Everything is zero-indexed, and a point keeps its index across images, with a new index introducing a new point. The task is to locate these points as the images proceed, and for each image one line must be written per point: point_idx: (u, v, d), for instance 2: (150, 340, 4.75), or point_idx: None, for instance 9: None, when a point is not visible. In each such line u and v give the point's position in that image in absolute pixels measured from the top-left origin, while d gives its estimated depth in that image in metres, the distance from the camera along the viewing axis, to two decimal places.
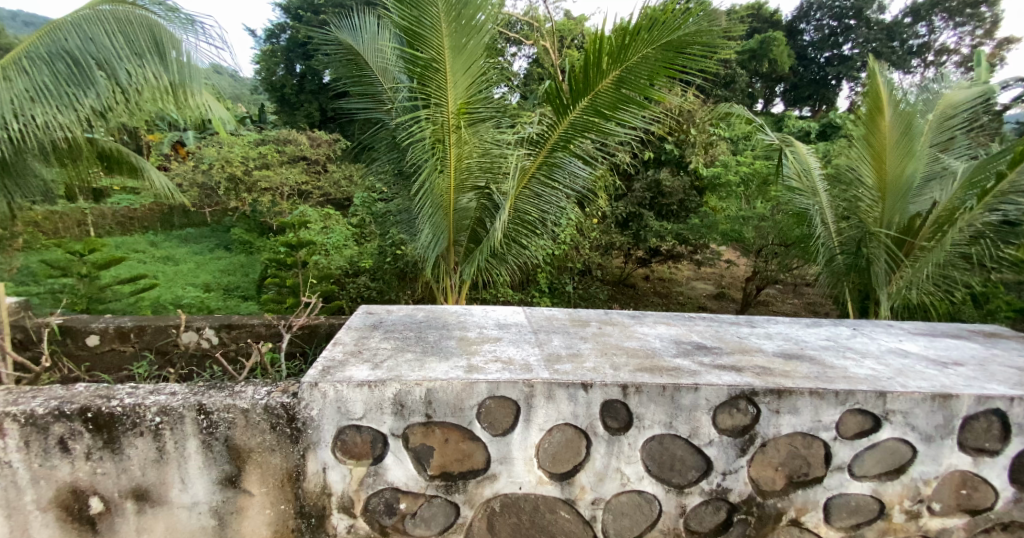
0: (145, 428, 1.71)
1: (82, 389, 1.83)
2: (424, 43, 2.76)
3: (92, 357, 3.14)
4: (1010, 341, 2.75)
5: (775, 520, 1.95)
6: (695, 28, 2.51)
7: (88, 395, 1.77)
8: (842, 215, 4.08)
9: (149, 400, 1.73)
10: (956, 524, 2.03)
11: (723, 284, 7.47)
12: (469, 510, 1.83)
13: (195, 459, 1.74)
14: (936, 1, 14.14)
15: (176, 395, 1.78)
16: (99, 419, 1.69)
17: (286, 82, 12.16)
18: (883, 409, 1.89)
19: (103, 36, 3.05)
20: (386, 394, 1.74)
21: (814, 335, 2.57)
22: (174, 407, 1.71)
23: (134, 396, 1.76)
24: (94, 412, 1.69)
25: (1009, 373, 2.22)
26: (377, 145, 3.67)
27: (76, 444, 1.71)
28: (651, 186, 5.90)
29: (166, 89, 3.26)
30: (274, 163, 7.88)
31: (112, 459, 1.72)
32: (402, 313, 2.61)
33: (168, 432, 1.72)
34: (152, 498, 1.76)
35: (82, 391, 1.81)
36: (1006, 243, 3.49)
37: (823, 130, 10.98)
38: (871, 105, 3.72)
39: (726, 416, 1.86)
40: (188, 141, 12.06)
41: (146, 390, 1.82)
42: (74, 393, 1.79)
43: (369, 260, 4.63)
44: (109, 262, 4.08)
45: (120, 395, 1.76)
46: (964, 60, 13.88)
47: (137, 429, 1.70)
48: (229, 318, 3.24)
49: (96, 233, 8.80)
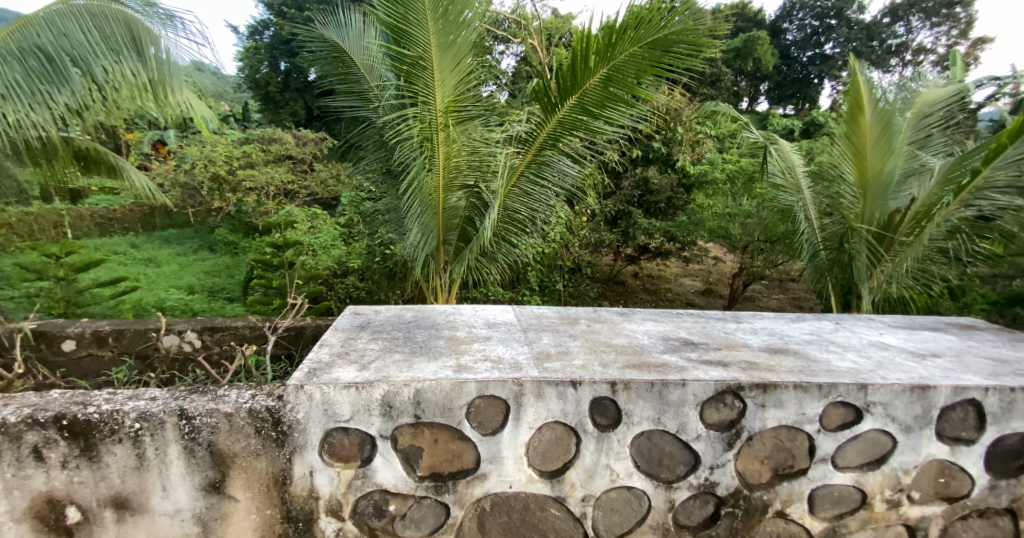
0: (124, 435, 1.67)
1: (58, 395, 1.78)
2: (411, 40, 2.74)
3: (68, 362, 3.08)
4: (986, 333, 2.84)
5: (761, 512, 1.99)
6: (681, 27, 2.53)
7: (63, 401, 1.73)
8: (825, 211, 4.15)
9: (128, 406, 1.70)
10: (934, 512, 2.09)
11: (711, 280, 7.55)
12: (460, 510, 1.83)
13: (176, 465, 1.71)
14: (914, 2, 14.51)
15: (156, 400, 1.75)
16: (75, 426, 1.65)
17: (270, 80, 11.94)
18: (864, 401, 1.93)
19: (77, 32, 2.98)
20: (373, 396, 1.72)
21: (798, 330, 2.62)
22: (155, 413, 1.68)
23: (112, 402, 1.72)
24: (69, 420, 1.65)
25: (984, 364, 2.28)
26: (364, 143, 3.61)
27: (51, 452, 1.67)
28: (639, 184, 5.96)
29: (144, 86, 3.21)
30: (260, 162, 7.66)
31: (89, 467, 1.68)
32: (390, 313, 2.60)
33: (148, 438, 1.68)
34: (132, 507, 1.72)
35: (57, 398, 1.76)
36: (980, 237, 3.60)
37: (806, 128, 11.18)
38: (852, 104, 3.80)
39: (713, 410, 1.89)
40: (168, 140, 11.82)
41: (125, 396, 1.78)
42: (48, 401, 1.74)
43: (357, 260, 4.59)
44: (88, 265, 3.97)
45: (97, 402, 1.72)
46: (941, 59, 14.21)
47: (115, 437, 1.67)
48: (211, 321, 3.18)
49: (74, 235, 8.63)
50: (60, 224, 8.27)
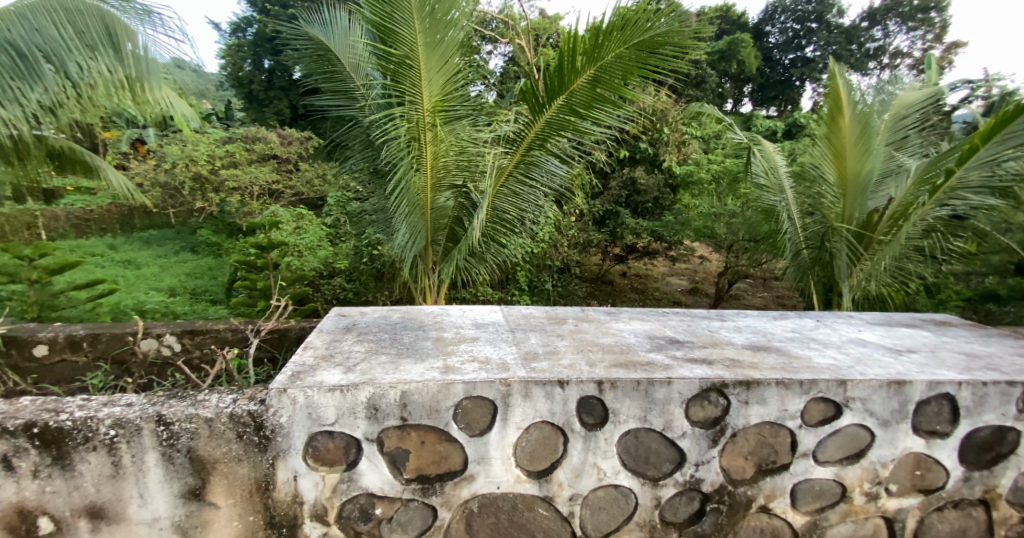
0: (98, 443, 1.62)
1: (30, 402, 1.73)
2: (397, 39, 2.72)
3: (40, 368, 2.98)
4: (960, 329, 2.93)
5: (745, 508, 2.01)
6: (667, 29, 2.55)
7: (35, 408, 1.68)
8: (807, 210, 4.24)
9: (103, 412, 1.65)
10: (911, 504, 2.14)
11: (697, 279, 7.65)
12: (447, 512, 1.81)
13: (154, 472, 1.67)
14: (891, 7, 14.93)
15: (133, 406, 1.71)
16: (46, 434, 1.61)
17: (254, 78, 11.79)
18: (843, 396, 1.98)
19: (50, 26, 2.89)
20: (359, 398, 1.70)
21: (781, 328, 2.67)
22: (131, 419, 1.63)
23: (86, 408, 1.67)
24: (40, 427, 1.61)
25: (958, 359, 2.36)
26: (351, 143, 3.57)
27: (22, 461, 1.62)
28: (626, 184, 6.00)
29: (121, 83, 3.10)
30: (243, 162, 7.51)
31: (62, 476, 1.64)
32: (377, 314, 2.57)
33: (124, 445, 1.64)
34: (108, 516, 1.68)
35: (29, 405, 1.71)
36: (955, 236, 3.74)
37: (789, 129, 11.41)
38: (832, 106, 3.89)
39: (698, 408, 1.91)
40: (147, 139, 11.54)
41: (100, 402, 1.73)
42: (19, 407, 1.69)
43: (344, 261, 4.53)
44: (63, 267, 3.85)
45: (71, 408, 1.68)
46: (917, 62, 14.65)
47: (89, 444, 1.62)
48: (191, 324, 3.11)
49: (49, 236, 8.38)
50: (33, 225, 8.02)
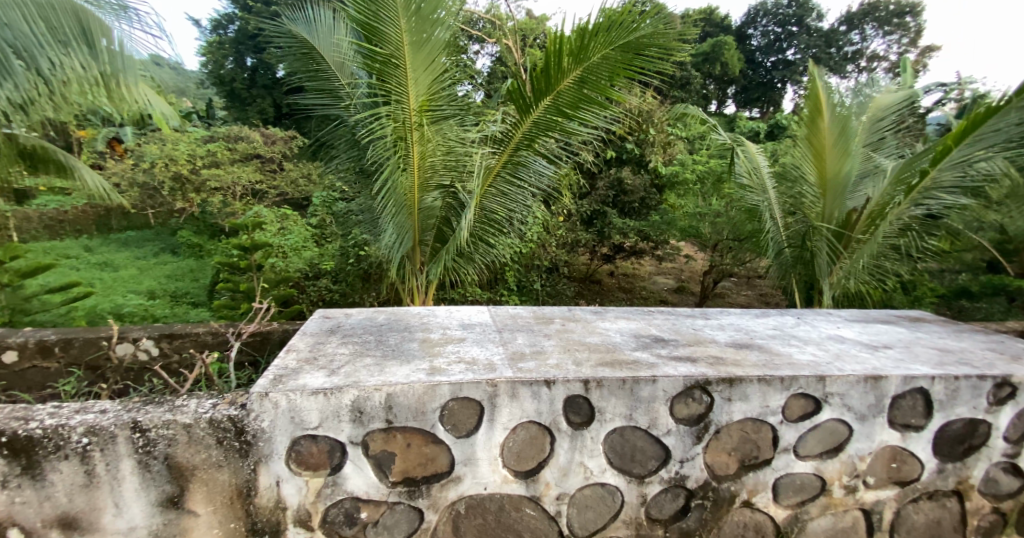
0: (70, 451, 1.58)
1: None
2: (382, 38, 2.69)
3: (9, 375, 2.88)
4: (934, 325, 3.02)
5: (728, 503, 2.04)
6: (651, 30, 2.57)
7: (4, 416, 1.63)
8: (788, 210, 4.32)
9: (75, 420, 1.60)
10: (887, 496, 2.19)
11: (683, 278, 7.74)
12: (434, 514, 1.80)
13: (130, 480, 1.62)
14: (868, 11, 15.33)
15: (107, 412, 1.66)
16: (16, 443, 1.57)
17: (235, 76, 11.56)
18: (822, 392, 2.02)
19: (20, 20, 2.76)
20: (343, 402, 1.68)
21: (762, 325, 2.71)
22: (106, 426, 1.59)
23: (57, 416, 1.63)
24: (9, 436, 1.56)
25: (931, 354, 2.43)
26: (336, 142, 3.53)
27: None
28: (613, 184, 6.03)
29: (96, 80, 3.00)
30: (225, 161, 7.35)
31: (32, 486, 1.59)
32: (362, 316, 2.54)
33: (97, 454, 1.59)
34: (82, 526, 1.64)
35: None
36: (930, 234, 3.81)
37: (772, 130, 11.62)
38: (812, 108, 3.98)
39: (682, 405, 1.93)
40: (124, 138, 11.24)
41: (72, 409, 1.68)
42: None
43: (330, 262, 4.46)
44: (35, 270, 3.72)
45: (41, 416, 1.63)
46: (894, 65, 15.06)
47: (61, 453, 1.58)
48: (169, 327, 3.03)
49: (19, 238, 8.12)
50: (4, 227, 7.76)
